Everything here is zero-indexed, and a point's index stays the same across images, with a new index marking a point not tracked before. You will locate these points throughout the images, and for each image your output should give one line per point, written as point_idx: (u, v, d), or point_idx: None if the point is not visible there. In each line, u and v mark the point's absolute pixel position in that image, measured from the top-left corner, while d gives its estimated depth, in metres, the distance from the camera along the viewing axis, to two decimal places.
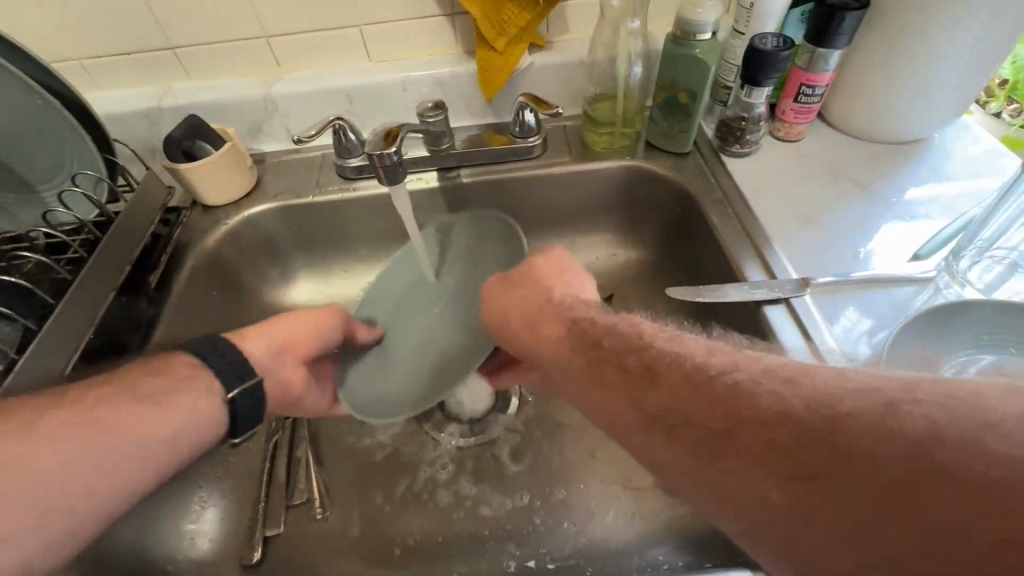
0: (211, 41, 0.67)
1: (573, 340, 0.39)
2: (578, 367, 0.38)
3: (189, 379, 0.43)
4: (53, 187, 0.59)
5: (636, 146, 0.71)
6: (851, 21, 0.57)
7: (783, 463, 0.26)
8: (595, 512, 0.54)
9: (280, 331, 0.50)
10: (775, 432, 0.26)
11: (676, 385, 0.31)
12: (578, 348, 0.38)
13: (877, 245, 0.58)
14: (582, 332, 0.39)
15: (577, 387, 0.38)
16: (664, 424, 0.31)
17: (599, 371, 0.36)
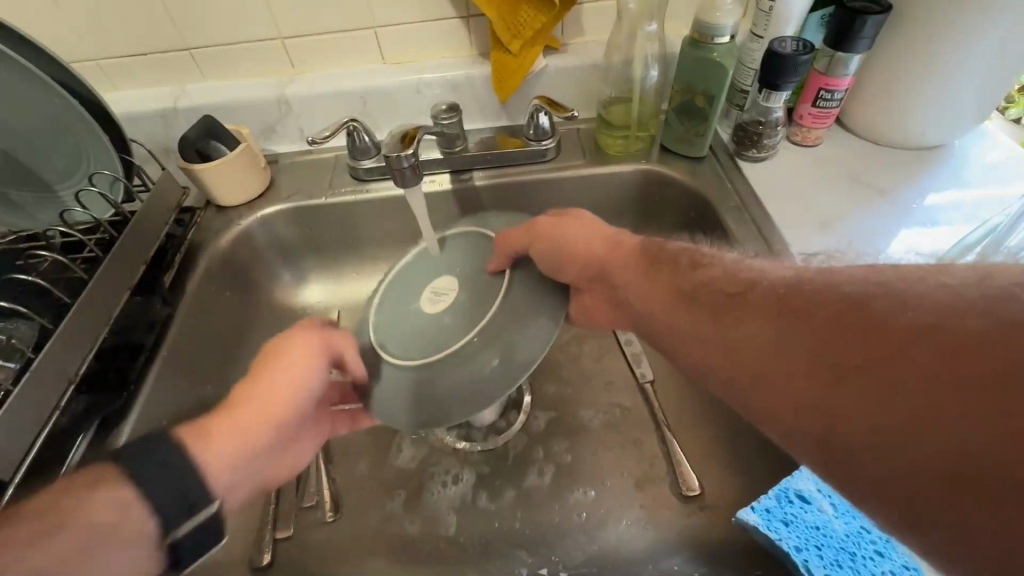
0: (227, 42, 0.68)
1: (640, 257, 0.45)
2: (645, 286, 0.43)
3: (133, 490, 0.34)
4: (70, 186, 0.59)
5: (651, 150, 0.70)
6: (873, 26, 0.56)
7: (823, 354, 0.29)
8: (608, 520, 0.53)
9: (252, 399, 0.42)
10: (823, 320, 0.30)
11: (752, 305, 0.34)
12: (655, 268, 0.43)
13: (897, 252, 0.57)
14: (660, 259, 0.44)
15: (650, 305, 0.42)
16: (731, 329, 0.35)
17: (676, 295, 0.40)
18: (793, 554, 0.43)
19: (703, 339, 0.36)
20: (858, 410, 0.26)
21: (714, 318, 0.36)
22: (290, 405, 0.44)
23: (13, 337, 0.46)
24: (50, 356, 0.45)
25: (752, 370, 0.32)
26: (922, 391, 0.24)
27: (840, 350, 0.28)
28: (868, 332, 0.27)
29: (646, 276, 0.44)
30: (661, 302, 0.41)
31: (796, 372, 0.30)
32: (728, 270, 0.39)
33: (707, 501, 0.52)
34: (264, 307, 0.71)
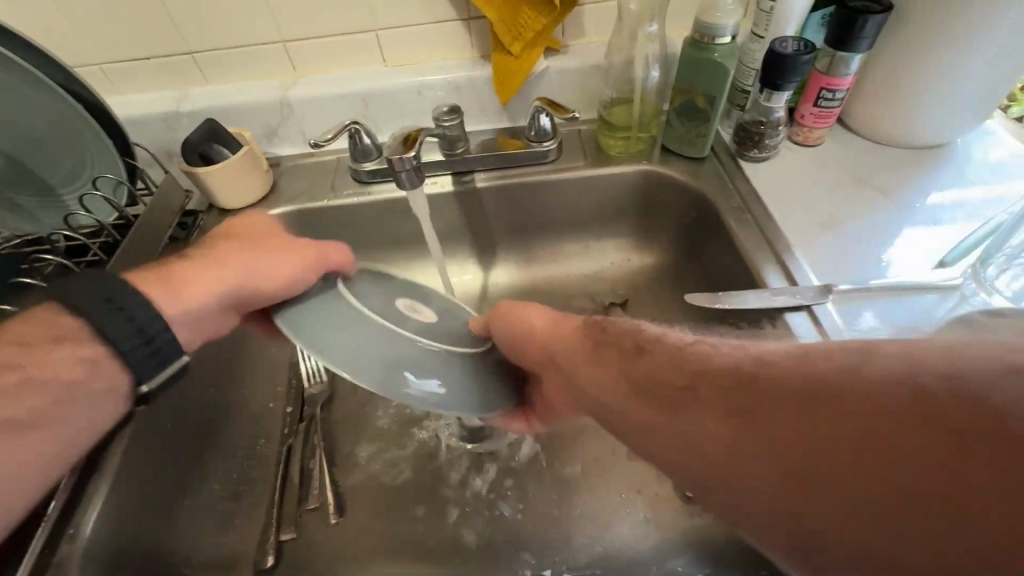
0: (229, 46, 0.68)
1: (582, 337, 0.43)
2: (592, 372, 0.40)
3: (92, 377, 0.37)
4: (73, 189, 0.59)
5: (652, 151, 0.70)
6: (874, 26, 0.56)
7: (788, 447, 0.25)
8: (611, 521, 0.53)
9: (241, 271, 0.43)
10: (778, 407, 0.27)
11: (687, 379, 0.32)
12: (598, 347, 0.41)
13: (900, 251, 0.57)
14: (600, 343, 0.41)
15: (599, 390, 0.39)
16: (684, 420, 0.31)
17: (624, 380, 0.37)
18: None
19: (655, 432, 0.32)
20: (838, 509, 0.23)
21: (664, 411, 0.32)
22: (269, 291, 0.41)
23: None
24: None
25: (710, 472, 0.28)
26: (898, 485, 0.22)
27: (803, 443, 0.25)
28: (824, 421, 0.25)
29: (593, 360, 0.41)
30: (614, 389, 0.37)
31: (762, 475, 0.26)
32: (668, 351, 0.36)
33: (710, 502, 0.52)
34: None
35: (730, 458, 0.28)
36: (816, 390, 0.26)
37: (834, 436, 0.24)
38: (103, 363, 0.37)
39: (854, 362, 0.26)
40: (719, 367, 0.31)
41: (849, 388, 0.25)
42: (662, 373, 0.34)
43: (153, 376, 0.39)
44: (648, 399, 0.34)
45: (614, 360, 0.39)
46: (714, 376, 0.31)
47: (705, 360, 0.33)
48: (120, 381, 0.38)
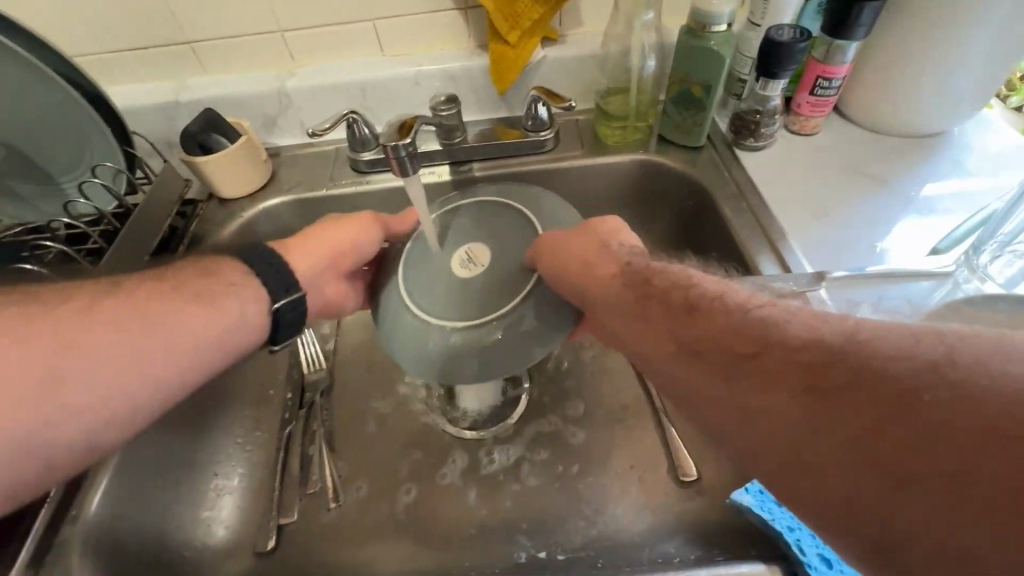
0: (227, 36, 0.68)
1: (628, 288, 0.40)
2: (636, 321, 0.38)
3: (234, 287, 0.43)
4: (74, 178, 0.60)
5: (649, 140, 0.70)
6: (870, 13, 0.56)
7: (838, 421, 0.25)
8: (606, 505, 0.54)
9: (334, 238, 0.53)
10: (841, 384, 0.25)
11: (709, 315, 0.34)
12: (635, 289, 0.39)
13: (894, 239, 0.57)
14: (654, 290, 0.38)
15: (641, 345, 0.37)
16: (736, 387, 0.30)
17: (667, 332, 0.36)
18: (785, 534, 0.43)
19: (698, 394, 0.32)
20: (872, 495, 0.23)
21: (713, 373, 0.31)
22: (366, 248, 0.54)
23: None
24: None
25: (746, 435, 0.29)
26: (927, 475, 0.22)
27: (859, 440, 0.24)
28: (881, 406, 0.24)
29: (642, 312, 0.38)
30: (657, 344, 0.36)
31: (794, 444, 0.26)
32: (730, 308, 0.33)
33: (704, 486, 0.53)
34: None
35: (765, 421, 0.28)
36: (881, 374, 0.24)
37: (887, 437, 0.23)
38: (255, 282, 0.44)
39: (881, 342, 0.26)
40: (728, 331, 0.32)
41: (925, 380, 0.23)
42: (684, 331, 0.34)
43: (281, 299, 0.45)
44: (698, 363, 0.33)
45: (651, 313, 0.37)
46: (769, 355, 0.29)
47: (776, 323, 0.30)
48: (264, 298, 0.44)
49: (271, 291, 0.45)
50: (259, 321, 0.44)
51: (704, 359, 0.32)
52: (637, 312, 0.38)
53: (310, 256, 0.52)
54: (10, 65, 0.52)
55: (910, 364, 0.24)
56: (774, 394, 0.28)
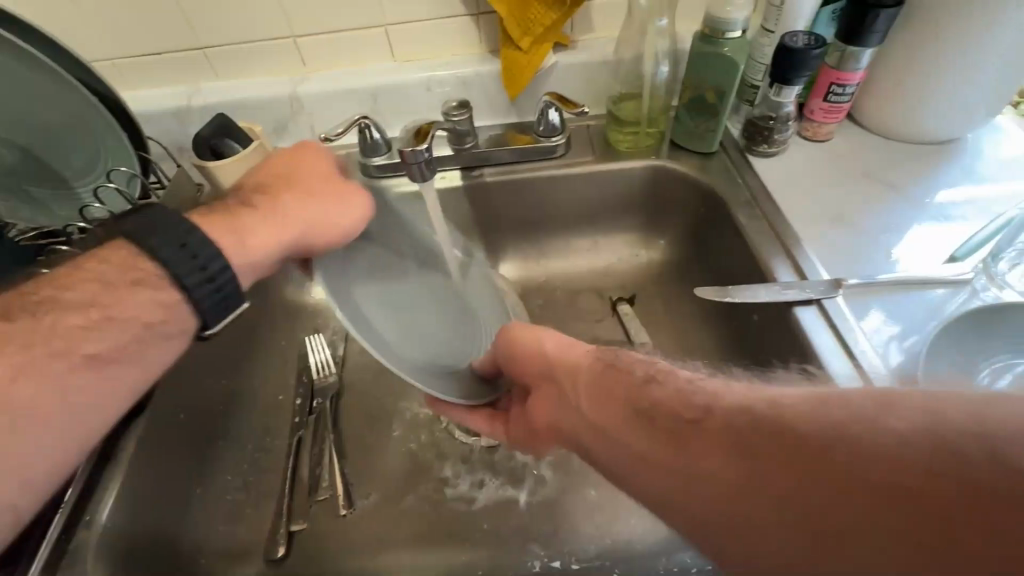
0: (240, 41, 0.68)
1: (591, 365, 0.40)
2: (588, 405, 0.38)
3: (163, 306, 0.39)
4: (87, 183, 0.60)
5: (661, 146, 0.70)
6: (885, 19, 0.56)
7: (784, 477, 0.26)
8: (620, 514, 0.53)
9: (297, 217, 0.44)
10: (773, 444, 0.26)
11: (654, 394, 0.34)
12: (602, 374, 0.39)
13: (912, 247, 0.57)
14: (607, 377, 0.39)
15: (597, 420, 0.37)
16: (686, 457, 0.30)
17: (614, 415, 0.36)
18: None
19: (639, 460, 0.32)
20: (789, 544, 0.25)
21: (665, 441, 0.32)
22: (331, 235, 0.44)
23: None
24: None
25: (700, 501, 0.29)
26: (869, 530, 0.22)
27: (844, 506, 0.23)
28: (812, 465, 0.25)
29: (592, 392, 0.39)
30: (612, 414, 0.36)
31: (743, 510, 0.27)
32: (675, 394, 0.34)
33: None
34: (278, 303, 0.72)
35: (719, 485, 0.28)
36: (807, 429, 0.26)
37: (866, 503, 0.23)
38: (180, 307, 0.39)
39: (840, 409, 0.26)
40: (679, 403, 0.33)
41: (838, 439, 0.25)
42: (635, 403, 0.35)
43: (215, 321, 0.41)
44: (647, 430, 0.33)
45: (609, 385, 0.38)
46: (730, 430, 0.29)
47: (716, 399, 0.31)
48: (192, 322, 0.40)
49: (201, 319, 0.40)
50: (180, 348, 0.40)
51: (653, 427, 0.33)
52: (600, 394, 0.37)
53: (262, 246, 0.44)
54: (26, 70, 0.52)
55: (869, 427, 0.24)
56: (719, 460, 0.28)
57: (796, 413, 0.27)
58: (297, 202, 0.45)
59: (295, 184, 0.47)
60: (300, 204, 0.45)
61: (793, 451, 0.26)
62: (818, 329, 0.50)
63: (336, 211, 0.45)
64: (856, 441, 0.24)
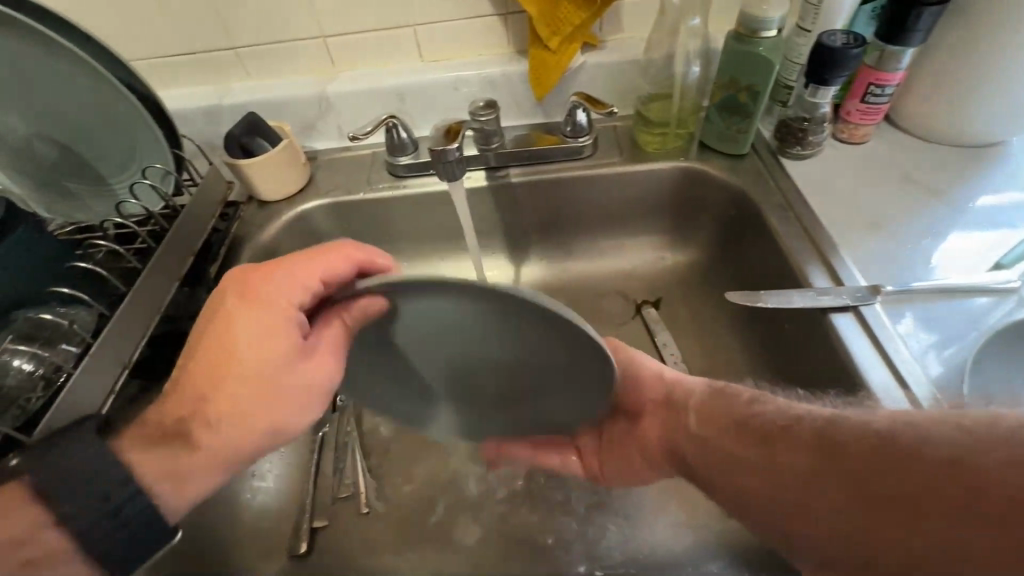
0: (271, 41, 0.69)
1: (692, 392, 0.45)
2: (693, 412, 0.43)
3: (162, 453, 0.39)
4: (123, 180, 0.61)
5: (690, 147, 0.69)
6: (929, 17, 0.54)
7: (825, 465, 0.32)
8: (646, 520, 0.52)
9: (246, 343, 0.39)
10: (835, 440, 0.32)
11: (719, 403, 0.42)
12: (704, 398, 0.44)
13: (954, 252, 0.55)
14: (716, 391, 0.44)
15: (696, 426, 0.42)
16: (752, 448, 0.36)
17: (722, 420, 0.40)
18: None
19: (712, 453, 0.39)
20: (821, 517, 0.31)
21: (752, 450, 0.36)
22: (293, 402, 0.40)
23: (73, 322, 0.47)
24: (108, 342, 0.47)
25: (768, 491, 0.34)
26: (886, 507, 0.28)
27: (850, 493, 0.30)
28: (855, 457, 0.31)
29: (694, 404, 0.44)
30: (709, 427, 0.41)
31: (787, 483, 0.33)
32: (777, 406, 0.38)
33: None
34: None
35: (781, 469, 0.34)
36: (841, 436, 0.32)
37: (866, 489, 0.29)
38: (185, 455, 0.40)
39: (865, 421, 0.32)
40: (744, 414, 0.39)
41: (869, 441, 0.30)
42: (714, 411, 0.42)
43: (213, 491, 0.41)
44: (739, 440, 0.38)
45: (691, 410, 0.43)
46: (783, 429, 0.36)
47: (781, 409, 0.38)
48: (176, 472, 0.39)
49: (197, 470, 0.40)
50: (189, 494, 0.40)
51: (726, 431, 0.39)
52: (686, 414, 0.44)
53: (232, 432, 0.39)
54: (67, 68, 0.53)
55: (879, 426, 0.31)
56: (775, 458, 0.35)
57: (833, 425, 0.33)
58: (265, 344, 0.39)
59: (248, 304, 0.41)
60: (252, 324, 0.40)
61: (821, 454, 0.32)
62: (855, 336, 0.48)
63: (304, 367, 0.40)
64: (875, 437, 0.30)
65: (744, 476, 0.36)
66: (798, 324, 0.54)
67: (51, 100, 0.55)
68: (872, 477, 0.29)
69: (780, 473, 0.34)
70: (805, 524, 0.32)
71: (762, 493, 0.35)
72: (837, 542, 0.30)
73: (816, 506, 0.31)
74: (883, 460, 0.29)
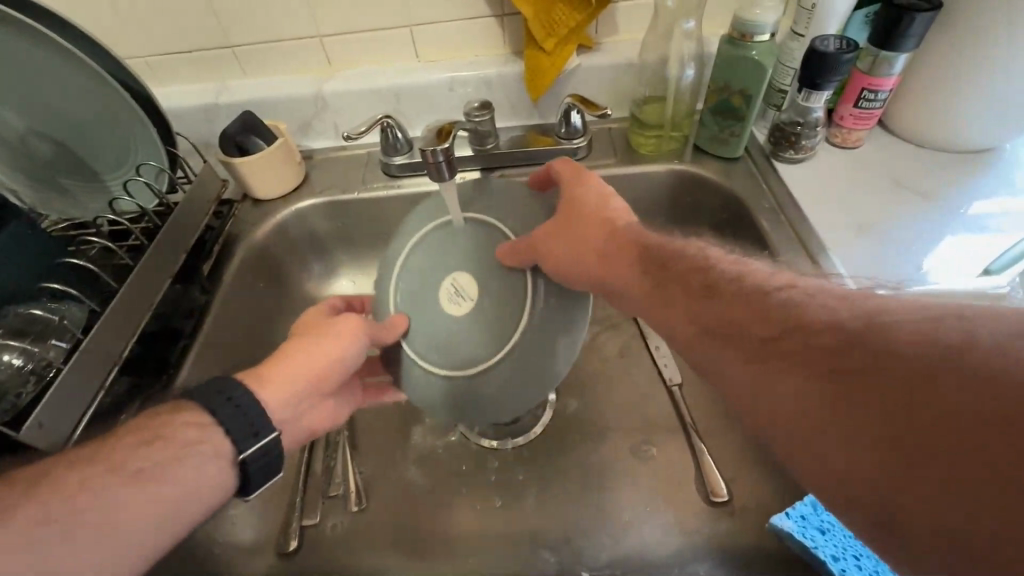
0: (268, 40, 0.69)
1: (632, 253, 0.42)
2: (655, 302, 0.39)
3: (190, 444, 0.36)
4: (118, 177, 0.61)
5: (684, 150, 0.69)
6: (921, 23, 0.54)
7: (873, 378, 0.24)
8: (635, 522, 0.52)
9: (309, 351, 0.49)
10: (895, 347, 0.25)
11: (716, 291, 0.35)
12: (662, 277, 0.39)
13: (943, 258, 0.55)
14: (670, 277, 0.38)
15: (663, 324, 0.37)
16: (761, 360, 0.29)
17: (709, 316, 0.34)
18: (829, 563, 0.43)
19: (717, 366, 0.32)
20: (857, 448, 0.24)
21: (750, 364, 0.30)
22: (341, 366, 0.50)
23: (65, 319, 0.47)
24: (99, 338, 0.47)
25: (782, 403, 0.28)
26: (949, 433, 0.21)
27: (906, 410, 0.23)
28: (928, 375, 0.23)
29: (658, 293, 0.39)
30: (681, 332, 0.35)
31: (806, 403, 0.26)
32: (759, 287, 0.33)
33: (736, 508, 0.51)
34: (297, 298, 0.72)
35: (812, 383, 0.27)
36: (902, 342, 0.24)
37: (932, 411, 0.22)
38: (214, 432, 0.38)
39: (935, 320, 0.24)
40: (748, 303, 0.32)
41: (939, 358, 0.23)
42: (705, 314, 0.34)
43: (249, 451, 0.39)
44: (733, 346, 0.31)
45: (674, 295, 0.37)
46: (807, 325, 0.29)
47: (808, 300, 0.30)
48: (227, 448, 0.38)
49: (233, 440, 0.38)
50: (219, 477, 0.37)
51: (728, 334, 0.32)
52: (666, 296, 0.38)
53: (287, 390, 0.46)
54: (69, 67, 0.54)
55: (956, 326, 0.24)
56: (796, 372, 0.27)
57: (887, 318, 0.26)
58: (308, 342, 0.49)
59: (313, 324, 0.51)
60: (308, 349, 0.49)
61: (879, 365, 0.25)
62: None
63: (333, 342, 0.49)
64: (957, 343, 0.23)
65: (748, 384, 0.29)
66: None
67: (47, 98, 0.56)
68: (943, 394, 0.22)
69: (803, 382, 0.27)
70: (800, 442, 0.27)
71: (778, 412, 0.28)
72: (874, 476, 0.24)
73: (858, 430, 0.24)
74: (952, 367, 0.22)
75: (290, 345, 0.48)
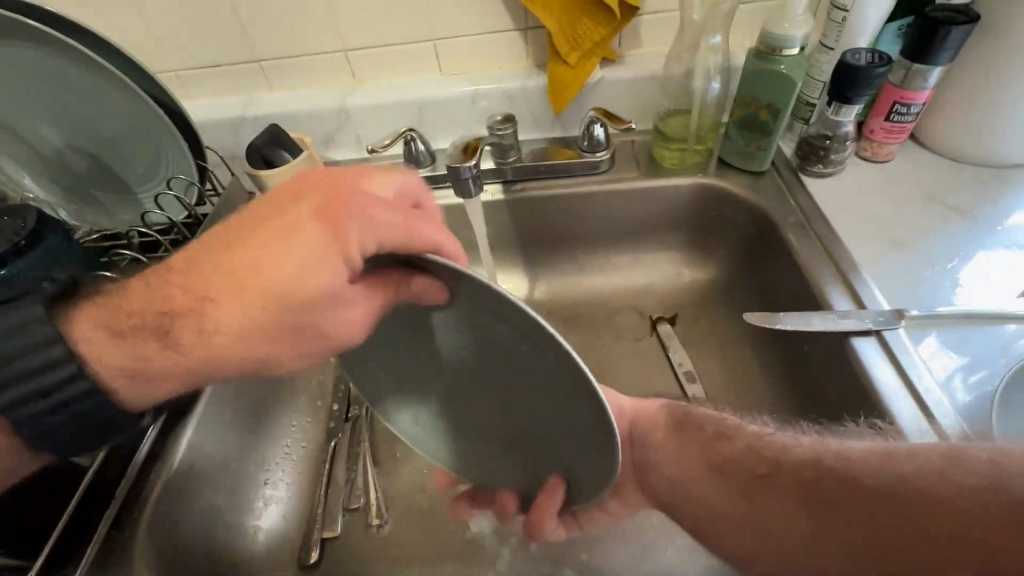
0: (294, 54, 0.71)
1: (667, 421, 0.45)
2: (672, 441, 0.44)
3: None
4: (149, 189, 0.63)
5: (708, 163, 0.68)
6: (957, 36, 0.53)
7: (843, 509, 0.32)
8: (658, 544, 0.52)
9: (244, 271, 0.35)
10: (851, 489, 0.32)
11: (711, 443, 0.41)
12: (680, 429, 0.44)
13: (980, 276, 0.53)
14: (690, 424, 0.44)
15: (662, 460, 0.44)
16: (750, 498, 0.37)
17: (715, 471, 0.40)
18: None
19: (715, 508, 0.38)
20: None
21: (742, 498, 0.37)
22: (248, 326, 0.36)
23: None
24: None
25: (790, 542, 0.34)
26: (909, 557, 0.29)
27: (886, 546, 0.30)
28: (865, 509, 0.31)
29: (674, 434, 0.44)
30: (692, 468, 0.41)
31: (794, 537, 0.34)
32: (755, 445, 0.39)
33: None
34: None
35: (810, 525, 0.33)
36: (858, 481, 0.32)
37: (901, 540, 0.29)
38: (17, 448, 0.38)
39: (905, 467, 0.31)
40: (743, 454, 0.39)
41: (898, 493, 0.30)
42: (707, 458, 0.41)
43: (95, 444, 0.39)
44: (727, 483, 0.38)
45: (679, 442, 0.43)
46: (795, 470, 0.35)
47: (787, 451, 0.37)
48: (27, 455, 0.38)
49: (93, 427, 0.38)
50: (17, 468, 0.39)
51: (730, 480, 0.38)
52: (675, 451, 0.43)
53: (205, 352, 0.36)
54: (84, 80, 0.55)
55: (931, 475, 0.30)
56: (782, 503, 0.35)
57: (860, 470, 0.33)
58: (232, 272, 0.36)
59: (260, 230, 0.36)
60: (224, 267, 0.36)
61: (861, 510, 0.31)
62: (877, 361, 0.47)
63: (260, 252, 0.35)
64: (907, 486, 0.30)
65: (756, 531, 0.36)
66: (818, 348, 0.53)
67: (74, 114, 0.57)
68: (899, 528, 0.30)
69: (799, 518, 0.34)
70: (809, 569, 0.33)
71: (787, 554, 0.34)
72: None
73: (850, 561, 0.31)
74: (894, 503, 0.30)
75: (212, 268, 0.36)
